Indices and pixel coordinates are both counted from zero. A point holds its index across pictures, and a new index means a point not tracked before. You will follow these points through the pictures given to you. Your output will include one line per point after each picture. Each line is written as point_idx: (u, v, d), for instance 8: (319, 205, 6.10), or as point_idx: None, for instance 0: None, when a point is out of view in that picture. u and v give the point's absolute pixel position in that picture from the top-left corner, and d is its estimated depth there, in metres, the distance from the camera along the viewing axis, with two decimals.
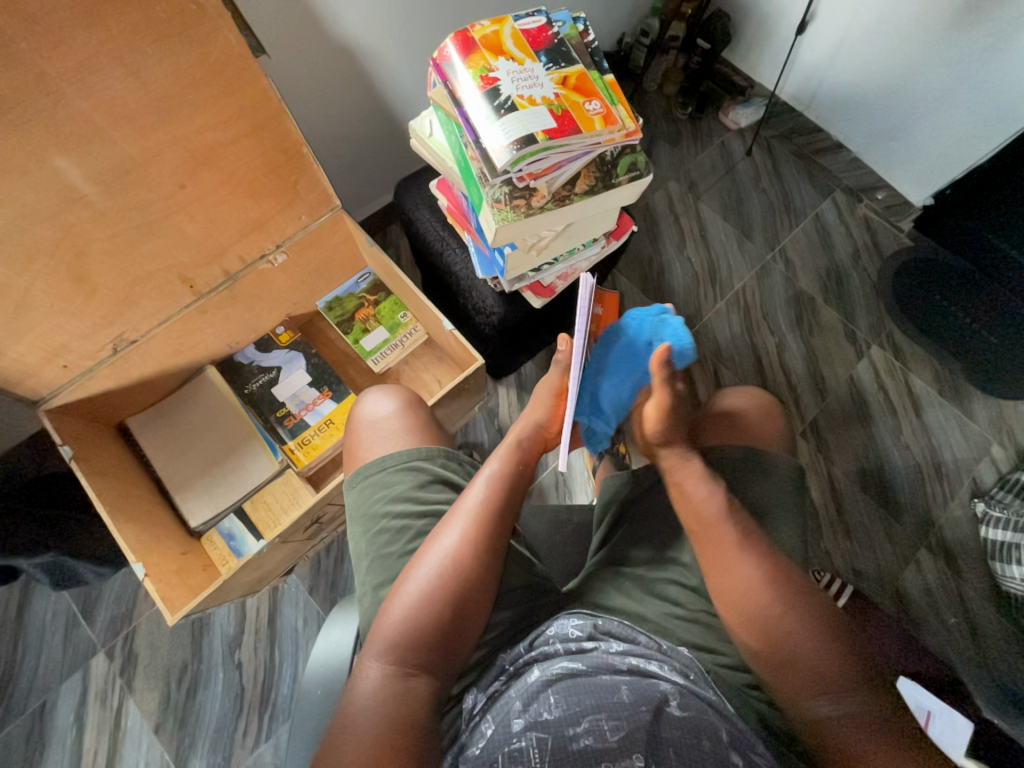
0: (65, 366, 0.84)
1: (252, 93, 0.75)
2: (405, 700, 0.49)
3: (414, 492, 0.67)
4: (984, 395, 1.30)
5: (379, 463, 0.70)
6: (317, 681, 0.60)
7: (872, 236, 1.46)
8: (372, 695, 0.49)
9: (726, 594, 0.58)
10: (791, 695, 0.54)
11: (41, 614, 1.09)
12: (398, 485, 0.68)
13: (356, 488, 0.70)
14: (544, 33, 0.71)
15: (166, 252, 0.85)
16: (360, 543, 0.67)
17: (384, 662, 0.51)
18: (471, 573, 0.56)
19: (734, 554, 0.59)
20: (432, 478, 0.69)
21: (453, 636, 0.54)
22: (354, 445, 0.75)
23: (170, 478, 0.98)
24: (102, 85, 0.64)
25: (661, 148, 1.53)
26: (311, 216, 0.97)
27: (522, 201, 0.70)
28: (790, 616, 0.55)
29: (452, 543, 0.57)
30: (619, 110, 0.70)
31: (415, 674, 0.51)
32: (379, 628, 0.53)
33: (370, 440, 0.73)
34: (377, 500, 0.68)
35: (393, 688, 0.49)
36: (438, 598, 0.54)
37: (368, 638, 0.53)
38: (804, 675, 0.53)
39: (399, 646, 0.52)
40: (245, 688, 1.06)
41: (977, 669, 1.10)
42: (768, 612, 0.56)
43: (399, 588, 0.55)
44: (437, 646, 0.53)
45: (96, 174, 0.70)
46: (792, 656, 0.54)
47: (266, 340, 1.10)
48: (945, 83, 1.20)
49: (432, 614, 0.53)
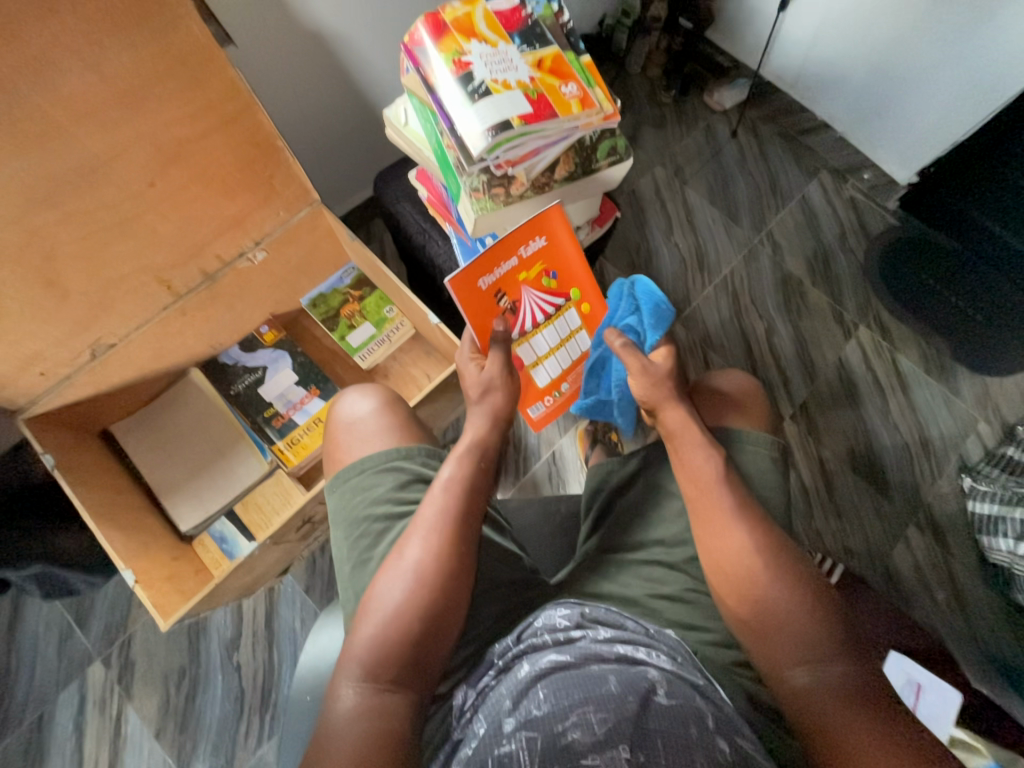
0: (41, 373, 0.82)
1: (220, 85, 0.73)
2: (385, 716, 0.49)
3: (392, 492, 0.67)
4: (970, 372, 1.32)
5: (360, 464, 0.69)
6: (307, 688, 0.63)
7: (858, 216, 1.45)
8: (351, 716, 0.49)
9: (714, 564, 0.59)
10: (776, 661, 0.54)
11: (35, 625, 1.08)
12: (377, 487, 0.67)
13: (337, 492, 0.70)
14: (518, 14, 0.68)
15: (141, 253, 0.82)
16: (342, 548, 0.66)
17: (357, 682, 0.51)
18: (439, 581, 0.55)
19: (721, 527, 0.59)
20: (411, 478, 0.68)
21: (425, 645, 0.53)
22: (334, 447, 0.74)
23: (157, 484, 0.97)
24: (60, 81, 0.62)
25: (645, 132, 1.52)
26: (289, 211, 0.94)
27: (500, 189, 0.69)
28: (779, 588, 0.56)
29: (416, 554, 0.56)
30: (596, 92, 0.68)
31: (390, 689, 0.51)
32: (351, 648, 0.53)
33: (349, 442, 0.73)
34: (357, 503, 0.67)
35: (370, 705, 0.49)
36: (408, 610, 0.54)
37: (341, 658, 0.53)
38: (792, 647, 0.54)
39: (372, 663, 0.51)
40: (244, 690, 1.06)
41: (965, 639, 1.13)
42: (753, 591, 0.56)
43: (367, 606, 0.55)
44: (410, 659, 0.52)
45: (60, 174, 0.68)
46: (784, 633, 0.54)
47: (250, 340, 1.08)
48: (927, 57, 1.19)
49: (404, 628, 0.53)
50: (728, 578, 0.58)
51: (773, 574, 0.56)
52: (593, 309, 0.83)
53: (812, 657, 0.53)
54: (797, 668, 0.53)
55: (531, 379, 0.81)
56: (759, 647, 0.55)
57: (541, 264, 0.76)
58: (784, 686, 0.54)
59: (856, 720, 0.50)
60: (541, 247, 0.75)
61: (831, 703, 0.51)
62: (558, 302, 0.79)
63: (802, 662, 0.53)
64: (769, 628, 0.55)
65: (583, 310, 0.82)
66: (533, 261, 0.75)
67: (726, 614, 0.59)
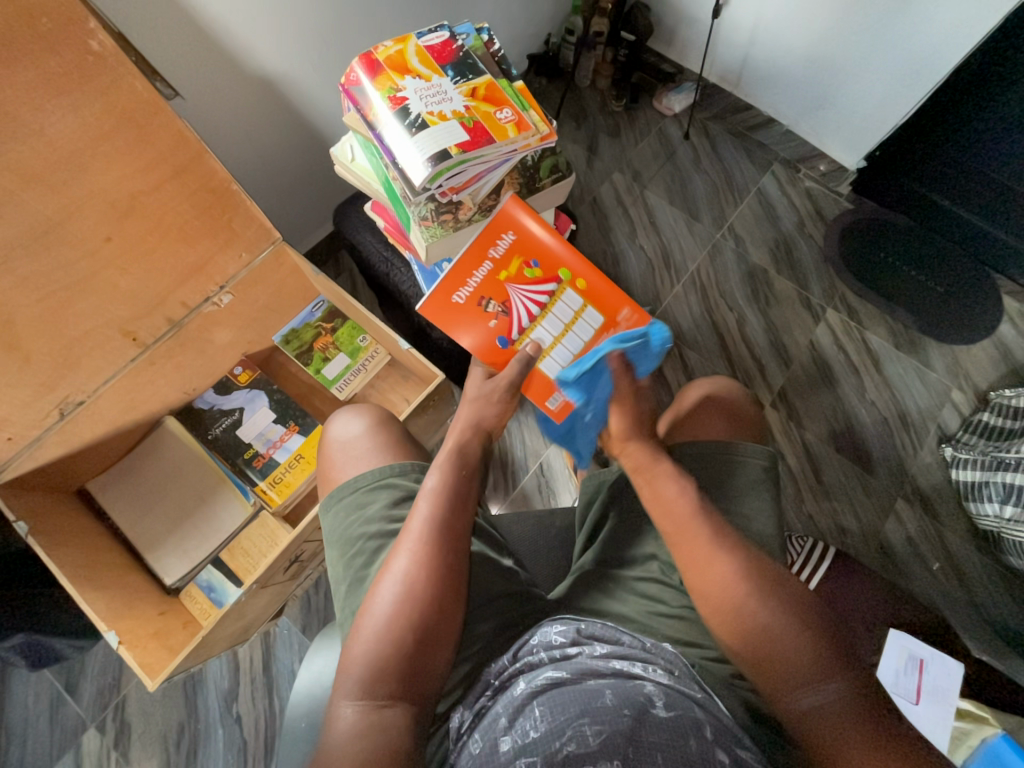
0: (9, 438, 0.81)
1: (169, 135, 0.74)
2: (385, 731, 0.48)
3: (386, 510, 0.66)
4: (939, 344, 1.35)
5: (352, 484, 0.70)
6: (301, 714, 0.62)
7: (814, 203, 1.49)
8: (349, 736, 0.47)
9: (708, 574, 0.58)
10: (775, 681, 0.53)
11: (23, 697, 1.04)
12: (371, 505, 0.67)
13: (332, 511, 0.70)
14: (449, 48, 0.71)
15: (103, 308, 0.82)
16: (337, 568, 0.66)
17: (354, 700, 0.49)
18: (430, 591, 0.55)
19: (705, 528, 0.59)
20: (405, 495, 0.68)
21: (423, 656, 0.53)
22: (328, 467, 0.74)
23: (139, 539, 0.95)
24: (5, 148, 0.62)
25: (601, 141, 1.55)
26: (251, 252, 0.95)
27: (449, 215, 0.73)
28: (769, 609, 0.55)
29: (405, 566, 0.56)
30: (531, 115, 0.70)
31: (389, 704, 0.49)
32: (345, 668, 0.52)
33: (343, 461, 0.73)
34: (351, 524, 0.67)
35: (369, 722, 0.48)
36: (400, 622, 0.53)
37: (337, 680, 0.52)
38: (786, 654, 0.53)
39: (368, 679, 0.50)
40: (247, 741, 1.03)
41: (964, 607, 1.14)
42: (743, 608, 0.55)
43: (360, 622, 0.54)
44: (407, 672, 0.51)
45: (11, 238, 0.68)
46: (771, 639, 0.54)
47: (225, 383, 1.08)
48: (858, 48, 1.24)
49: (397, 640, 0.52)
50: (723, 596, 0.56)
51: (766, 599, 0.55)
52: (592, 283, 0.78)
53: (810, 678, 0.52)
54: (800, 691, 0.52)
55: (541, 373, 0.78)
56: (750, 660, 0.55)
57: (517, 257, 0.75)
58: (783, 703, 0.53)
59: (859, 735, 0.50)
60: (513, 243, 0.75)
61: (832, 722, 0.50)
62: (549, 289, 0.77)
63: (804, 684, 0.52)
64: (759, 635, 0.54)
65: (581, 288, 0.78)
66: (508, 258, 0.75)
67: (721, 643, 0.57)
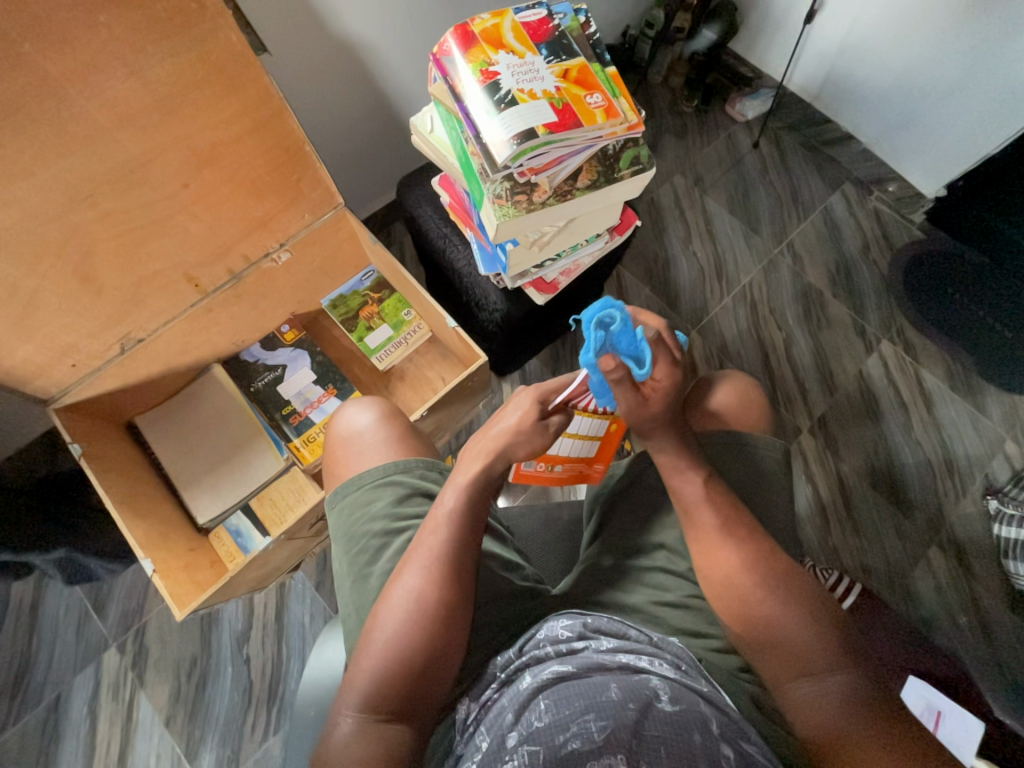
0: (73, 365, 0.85)
1: (254, 91, 0.75)
2: (382, 746, 0.49)
3: (390, 508, 0.67)
4: (998, 390, 1.28)
5: (358, 480, 0.70)
6: (310, 702, 0.63)
7: (882, 228, 1.43)
8: (348, 743, 0.49)
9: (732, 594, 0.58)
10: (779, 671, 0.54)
11: (55, 608, 1.11)
12: (376, 502, 0.68)
13: (337, 509, 0.71)
14: (545, 26, 0.70)
15: (171, 251, 0.85)
16: (343, 563, 0.67)
17: (357, 710, 0.51)
18: (439, 614, 0.56)
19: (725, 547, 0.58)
20: (409, 492, 0.69)
21: (427, 675, 0.54)
22: (333, 460, 0.76)
23: (177, 476, 0.99)
24: (104, 85, 0.64)
25: (666, 140, 1.52)
26: (314, 214, 0.97)
27: (523, 196, 0.69)
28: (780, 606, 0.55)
29: (416, 584, 0.57)
30: (621, 103, 0.69)
31: (389, 719, 0.51)
32: (351, 677, 0.53)
33: (347, 457, 0.74)
34: (357, 520, 0.68)
35: (368, 734, 0.50)
36: (407, 639, 0.54)
37: (343, 686, 0.54)
38: (791, 651, 0.54)
39: (372, 691, 0.52)
40: (252, 682, 1.07)
41: (987, 664, 1.08)
42: (751, 601, 0.56)
43: (368, 635, 0.55)
44: (409, 689, 0.53)
45: (99, 175, 0.70)
46: (778, 632, 0.54)
47: (271, 339, 1.11)
48: (958, 70, 1.17)
49: (402, 657, 0.53)
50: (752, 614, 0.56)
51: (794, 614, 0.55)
52: None
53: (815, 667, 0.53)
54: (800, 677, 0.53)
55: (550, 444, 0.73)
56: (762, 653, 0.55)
57: None
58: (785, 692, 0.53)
59: (859, 723, 0.50)
60: None
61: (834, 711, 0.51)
62: None
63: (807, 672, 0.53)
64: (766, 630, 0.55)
65: None
66: None
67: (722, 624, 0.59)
